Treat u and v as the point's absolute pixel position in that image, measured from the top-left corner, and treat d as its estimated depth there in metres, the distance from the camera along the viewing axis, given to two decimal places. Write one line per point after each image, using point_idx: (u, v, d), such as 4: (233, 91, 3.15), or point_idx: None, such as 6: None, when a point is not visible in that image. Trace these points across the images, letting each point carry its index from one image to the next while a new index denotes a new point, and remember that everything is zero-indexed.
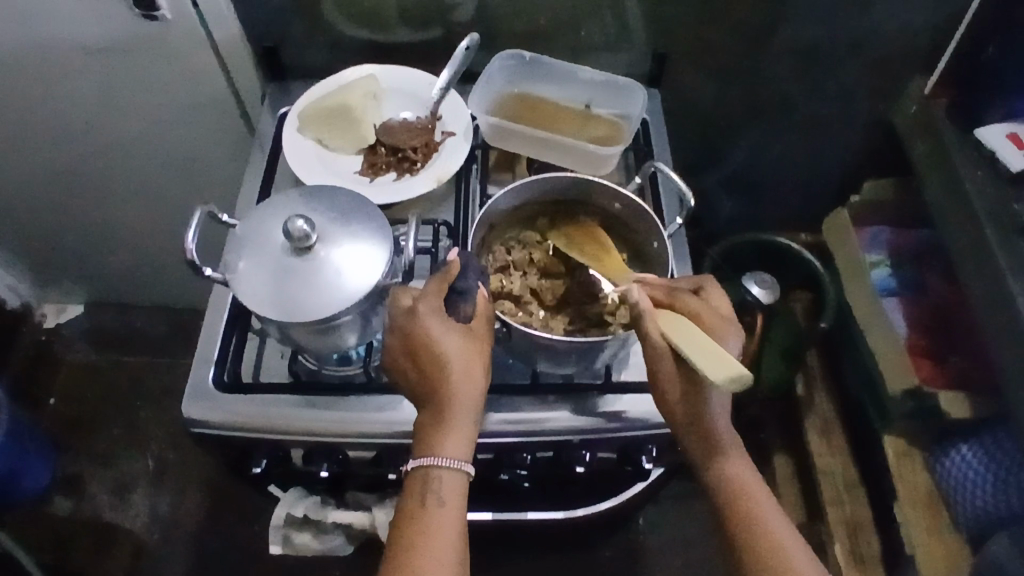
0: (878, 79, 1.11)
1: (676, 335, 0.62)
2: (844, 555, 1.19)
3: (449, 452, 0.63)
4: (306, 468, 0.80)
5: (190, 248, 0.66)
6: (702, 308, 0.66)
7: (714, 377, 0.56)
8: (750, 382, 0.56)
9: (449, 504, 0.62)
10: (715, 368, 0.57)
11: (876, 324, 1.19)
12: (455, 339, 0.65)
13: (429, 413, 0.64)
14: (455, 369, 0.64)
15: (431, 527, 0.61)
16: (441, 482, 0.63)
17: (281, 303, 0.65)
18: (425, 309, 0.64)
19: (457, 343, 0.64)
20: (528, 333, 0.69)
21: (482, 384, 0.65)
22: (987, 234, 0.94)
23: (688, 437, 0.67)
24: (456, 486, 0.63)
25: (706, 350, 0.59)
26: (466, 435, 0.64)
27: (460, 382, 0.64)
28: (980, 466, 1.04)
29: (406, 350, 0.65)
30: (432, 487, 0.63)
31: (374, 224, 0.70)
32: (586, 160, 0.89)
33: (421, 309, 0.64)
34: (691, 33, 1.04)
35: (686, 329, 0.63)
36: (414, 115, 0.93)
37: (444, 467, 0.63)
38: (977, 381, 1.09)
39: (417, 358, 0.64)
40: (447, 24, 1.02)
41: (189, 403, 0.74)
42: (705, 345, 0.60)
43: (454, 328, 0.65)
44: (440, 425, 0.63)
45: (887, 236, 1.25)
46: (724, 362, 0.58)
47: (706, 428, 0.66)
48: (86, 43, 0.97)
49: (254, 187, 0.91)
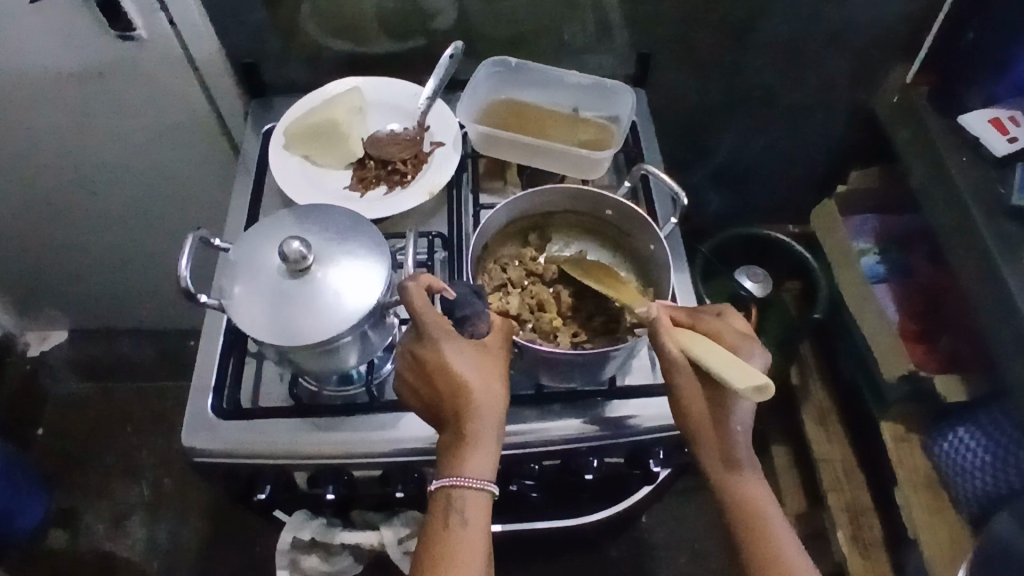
0: (859, 69, 1.12)
1: (696, 348, 0.62)
2: (847, 541, 1.19)
3: (471, 471, 0.62)
4: (312, 491, 0.79)
5: (184, 275, 0.65)
6: (723, 325, 0.66)
7: (738, 386, 0.57)
8: (772, 392, 0.57)
9: (473, 521, 0.61)
10: (739, 376, 0.58)
11: (868, 310, 1.19)
12: (469, 357, 0.64)
13: (450, 433, 0.64)
14: (472, 387, 0.62)
15: (456, 549, 0.60)
16: (465, 502, 0.62)
17: (281, 327, 0.64)
18: (436, 332, 0.63)
19: (469, 361, 0.63)
20: (534, 349, 0.69)
21: (501, 401, 0.64)
22: (974, 217, 0.95)
23: (704, 448, 0.66)
24: (480, 505, 0.62)
25: (729, 362, 0.60)
26: (489, 453, 0.62)
27: (479, 401, 0.62)
28: (979, 447, 1.05)
29: (416, 368, 0.64)
30: (454, 507, 0.62)
31: (370, 241, 0.69)
32: (577, 165, 0.89)
33: (433, 332, 0.63)
34: (673, 31, 1.04)
35: (705, 343, 0.63)
36: (401, 126, 0.92)
37: (464, 486, 0.61)
38: (966, 361, 1.10)
39: (431, 379, 0.64)
40: (430, 33, 1.01)
41: (191, 433, 0.73)
42: (727, 356, 0.61)
43: (465, 347, 0.64)
44: (459, 446, 0.62)
45: (874, 223, 1.26)
46: (743, 371, 0.59)
47: (722, 440, 0.65)
48: (61, 69, 0.95)
49: (241, 207, 0.90)
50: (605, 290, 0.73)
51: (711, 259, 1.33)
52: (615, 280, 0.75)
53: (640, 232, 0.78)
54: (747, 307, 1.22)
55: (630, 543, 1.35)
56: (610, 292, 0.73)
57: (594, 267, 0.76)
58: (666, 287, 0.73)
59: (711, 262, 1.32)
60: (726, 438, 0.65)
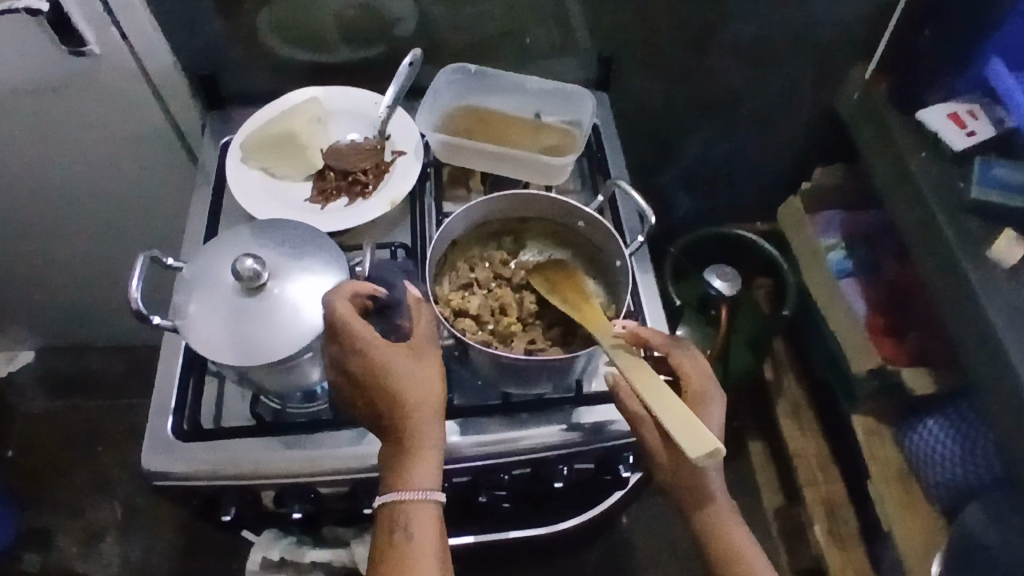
0: (820, 68, 1.13)
1: (649, 394, 0.62)
2: (823, 535, 1.20)
3: (415, 485, 0.61)
4: (279, 509, 0.77)
5: (135, 296, 0.63)
6: (691, 363, 0.68)
7: (692, 455, 0.57)
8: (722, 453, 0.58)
9: (419, 535, 0.61)
10: (692, 442, 0.58)
11: (838, 307, 1.20)
12: (409, 370, 0.62)
13: (393, 447, 0.63)
14: (406, 391, 0.62)
15: (406, 565, 0.59)
16: (413, 519, 0.61)
17: (239, 346, 0.63)
18: (361, 333, 0.61)
19: (401, 365, 0.62)
20: (488, 354, 0.68)
21: (438, 408, 0.63)
22: (936, 213, 0.96)
23: (676, 492, 0.66)
24: (428, 521, 0.61)
25: (684, 417, 0.60)
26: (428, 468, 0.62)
27: (416, 411, 0.62)
28: (948, 440, 1.06)
29: (343, 372, 0.63)
30: (401, 525, 0.61)
31: (327, 254, 0.68)
32: (539, 170, 0.88)
33: (357, 332, 0.61)
34: (635, 34, 1.04)
35: (662, 395, 0.62)
36: (361, 135, 0.91)
37: (412, 500, 0.61)
38: (934, 354, 1.11)
39: (361, 385, 0.62)
40: (390, 40, 1.00)
41: (150, 455, 0.71)
42: (679, 413, 0.60)
43: (396, 350, 0.63)
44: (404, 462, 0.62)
45: (841, 219, 1.27)
46: (696, 432, 0.59)
47: (691, 484, 0.65)
48: (12, 84, 0.93)
49: (200, 221, 0.88)
50: (571, 312, 0.71)
51: (682, 258, 1.33)
52: (581, 298, 0.73)
53: (609, 249, 0.77)
54: (718, 307, 1.22)
55: (610, 544, 1.35)
56: (576, 314, 0.71)
57: (559, 280, 0.75)
58: (624, 299, 0.73)
59: (681, 261, 1.32)
60: (696, 482, 0.65)
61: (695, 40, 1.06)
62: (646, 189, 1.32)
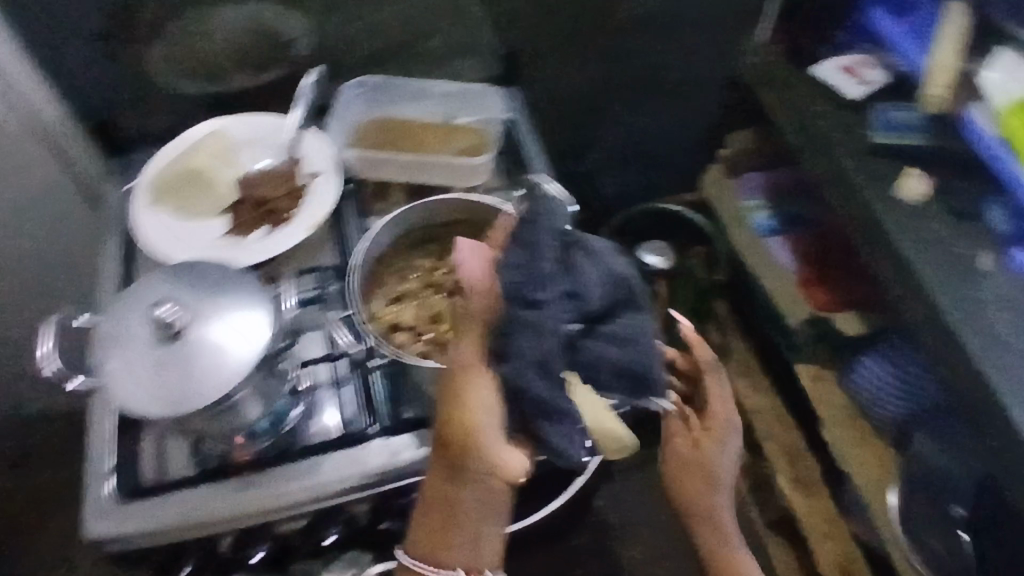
0: (718, 36, 1.16)
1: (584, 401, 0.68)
2: (788, 483, 1.24)
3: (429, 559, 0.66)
4: (238, 556, 0.74)
5: (44, 361, 0.63)
6: (716, 396, 0.81)
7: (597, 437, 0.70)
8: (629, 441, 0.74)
9: None
10: (599, 430, 0.70)
11: (766, 265, 1.26)
12: (440, 460, 0.64)
13: (431, 513, 0.65)
14: (480, 455, 0.63)
15: None
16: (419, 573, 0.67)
17: (167, 394, 0.61)
18: (462, 368, 0.64)
19: (489, 422, 0.64)
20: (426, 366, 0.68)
21: (499, 489, 0.65)
22: (844, 161, 0.99)
23: (671, 486, 0.85)
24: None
25: (599, 412, 0.69)
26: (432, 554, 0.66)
27: (470, 493, 0.64)
28: (887, 374, 1.09)
29: (445, 409, 0.65)
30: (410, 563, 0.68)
31: (248, 288, 0.66)
32: (456, 173, 0.88)
33: (457, 366, 0.64)
34: (534, 24, 1.04)
35: (588, 396, 0.69)
36: (272, 161, 0.89)
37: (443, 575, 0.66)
38: (860, 296, 1.17)
39: (452, 438, 0.64)
40: (287, 60, 0.98)
41: (94, 520, 0.69)
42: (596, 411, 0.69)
43: (491, 400, 0.64)
44: (423, 532, 0.66)
45: (761, 179, 1.32)
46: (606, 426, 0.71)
47: (709, 480, 0.82)
48: None
49: (115, 273, 0.84)
50: None
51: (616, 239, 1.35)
52: None
53: None
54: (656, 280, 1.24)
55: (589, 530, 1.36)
56: None
57: None
58: None
59: (615, 241, 1.34)
60: (710, 488, 0.83)
61: (592, 21, 1.07)
62: (570, 176, 1.33)
